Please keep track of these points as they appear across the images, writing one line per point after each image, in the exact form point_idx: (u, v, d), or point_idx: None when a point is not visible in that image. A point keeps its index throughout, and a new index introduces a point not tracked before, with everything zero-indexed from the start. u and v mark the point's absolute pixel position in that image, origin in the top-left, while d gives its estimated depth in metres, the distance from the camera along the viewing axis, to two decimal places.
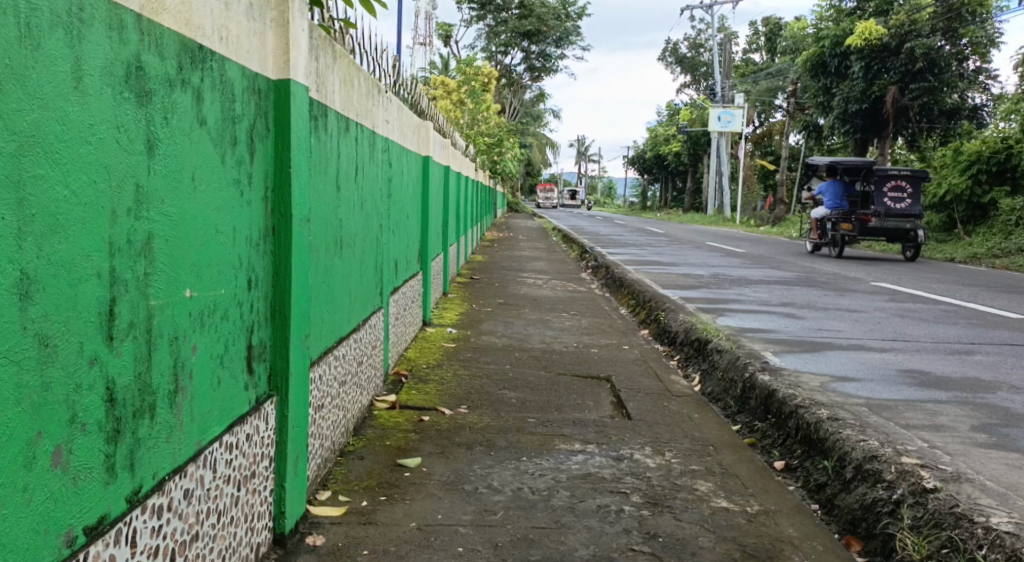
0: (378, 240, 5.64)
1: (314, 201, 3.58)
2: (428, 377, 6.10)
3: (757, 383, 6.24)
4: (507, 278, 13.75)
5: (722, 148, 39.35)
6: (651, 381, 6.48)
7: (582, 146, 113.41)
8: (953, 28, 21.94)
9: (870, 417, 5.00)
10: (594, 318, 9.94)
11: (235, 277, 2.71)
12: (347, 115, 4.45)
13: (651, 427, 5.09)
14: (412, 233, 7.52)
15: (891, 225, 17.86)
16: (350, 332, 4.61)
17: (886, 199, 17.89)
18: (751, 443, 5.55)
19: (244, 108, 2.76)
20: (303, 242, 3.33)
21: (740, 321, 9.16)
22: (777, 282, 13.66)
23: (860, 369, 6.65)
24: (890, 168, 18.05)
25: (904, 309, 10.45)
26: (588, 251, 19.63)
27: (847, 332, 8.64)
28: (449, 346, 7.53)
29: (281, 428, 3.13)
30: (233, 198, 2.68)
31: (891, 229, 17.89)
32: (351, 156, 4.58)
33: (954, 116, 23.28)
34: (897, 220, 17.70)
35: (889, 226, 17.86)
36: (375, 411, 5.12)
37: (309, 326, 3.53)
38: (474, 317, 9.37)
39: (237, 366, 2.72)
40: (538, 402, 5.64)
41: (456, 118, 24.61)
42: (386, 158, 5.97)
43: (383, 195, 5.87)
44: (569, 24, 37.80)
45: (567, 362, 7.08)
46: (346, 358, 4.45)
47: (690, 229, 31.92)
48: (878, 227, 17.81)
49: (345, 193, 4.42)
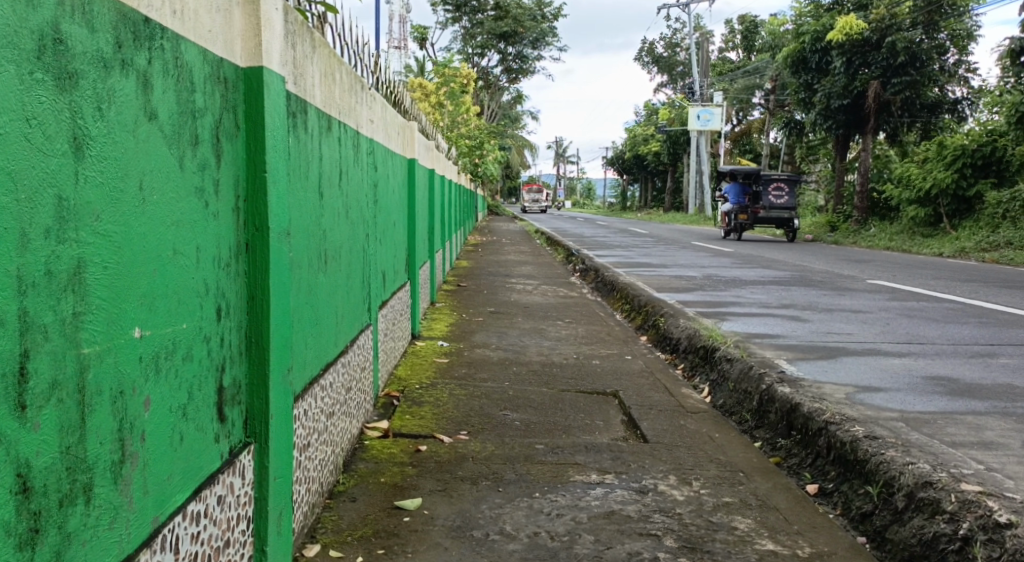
0: (365, 250, 5.16)
1: (295, 209, 3.08)
2: (421, 398, 5.61)
3: (776, 395, 5.79)
4: (495, 285, 13.27)
5: (701, 147, 39.03)
6: (662, 396, 6.02)
7: (559, 147, 113.01)
8: (934, 21, 21.63)
9: (910, 435, 4.58)
10: (590, 326, 9.48)
11: (201, 306, 2.21)
12: (330, 113, 3.97)
13: (670, 451, 4.63)
14: (399, 241, 7.04)
15: (776, 215, 23.11)
16: (338, 354, 4.12)
17: (771, 196, 23.12)
18: (777, 463, 5.09)
19: (206, 99, 2.26)
20: (283, 258, 2.83)
21: (745, 325, 8.73)
22: (772, 281, 13.27)
23: (882, 377, 6.24)
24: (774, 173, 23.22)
25: (909, 308, 10.06)
26: (574, 254, 19.18)
27: (857, 335, 8.23)
28: (441, 361, 7.04)
29: (261, 483, 2.62)
30: (197, 211, 2.19)
31: (776, 218, 23.13)
32: (334, 158, 4.10)
33: (935, 110, 22.82)
34: (779, 211, 22.89)
35: (775, 216, 23.09)
36: (366, 441, 4.63)
37: (292, 356, 3.02)
38: (464, 327, 8.88)
39: (205, 416, 2.22)
40: (544, 424, 5.17)
41: (435, 122, 24.09)
42: (372, 161, 5.50)
43: (369, 202, 5.39)
44: (545, 25, 37.44)
45: (569, 377, 6.61)
46: (333, 387, 3.96)
47: (675, 229, 31.50)
48: (766, 217, 23.06)
49: (329, 200, 3.93)
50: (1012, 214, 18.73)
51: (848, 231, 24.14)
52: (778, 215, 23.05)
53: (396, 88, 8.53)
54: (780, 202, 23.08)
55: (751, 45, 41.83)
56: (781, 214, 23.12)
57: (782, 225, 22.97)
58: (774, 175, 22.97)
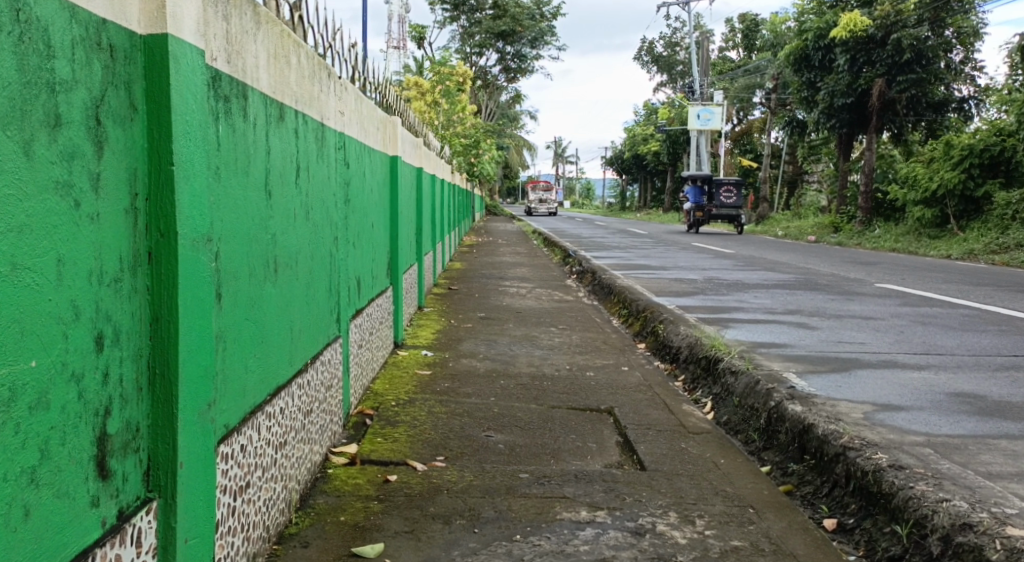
0: (333, 255, 4.68)
1: (226, 214, 2.69)
2: (397, 418, 5.12)
3: (787, 413, 5.29)
4: (488, 288, 12.78)
5: (700, 147, 38.50)
6: (662, 414, 5.53)
7: (559, 148, 112.05)
8: (941, 18, 20.90)
9: (939, 465, 4.12)
10: (586, 333, 9.00)
11: (63, 339, 1.96)
12: (284, 100, 3.52)
13: (670, 480, 4.15)
14: (379, 245, 6.59)
15: (726, 213, 27.82)
16: (294, 374, 3.64)
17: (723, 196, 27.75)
18: (790, 491, 4.59)
19: (75, 70, 2.00)
20: (208, 272, 2.50)
21: (749, 333, 8.24)
22: (776, 285, 12.76)
23: (901, 392, 5.76)
24: (725, 178, 27.88)
25: (922, 314, 9.56)
26: (572, 255, 18.67)
27: (870, 344, 7.75)
28: (422, 373, 6.54)
29: (166, 548, 2.32)
30: (59, 212, 1.95)
31: (726, 214, 27.83)
32: (291, 151, 3.66)
33: (941, 109, 22.29)
34: (729, 209, 27.58)
35: (725, 212, 27.75)
36: (330, 469, 4.15)
37: (223, 386, 2.65)
38: (452, 335, 8.40)
39: (68, 468, 1.99)
40: (531, 448, 4.72)
41: (430, 120, 23.56)
42: (343, 156, 5.03)
43: (341, 202, 4.94)
44: (543, 24, 36.95)
45: (560, 392, 6.12)
46: (289, 413, 3.51)
47: (675, 230, 30.92)
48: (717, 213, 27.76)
49: (282, 199, 3.51)
50: (1021, 215, 18.21)
51: (851, 232, 23.54)
52: (727, 212, 27.74)
53: (383, 84, 8.03)
54: (729, 202, 27.79)
55: (752, 44, 41.25)
56: (730, 212, 27.88)
57: (731, 221, 27.69)
58: (724, 180, 27.64)
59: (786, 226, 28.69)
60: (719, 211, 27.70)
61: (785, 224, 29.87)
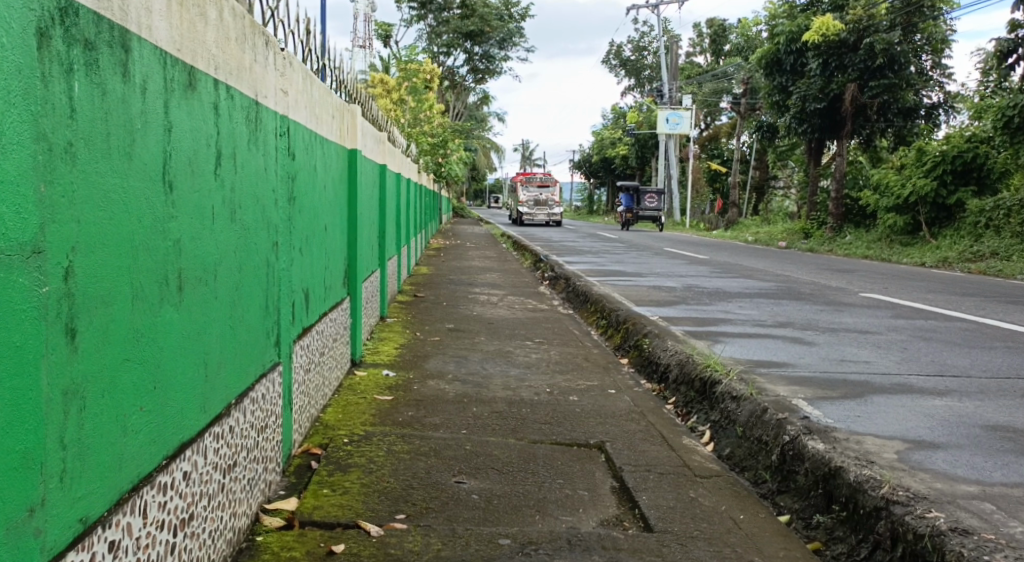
0: (270, 264, 3.85)
1: (81, 217, 1.97)
2: (348, 460, 4.29)
3: (806, 451, 4.43)
4: (456, 296, 11.95)
5: (668, 150, 37.75)
6: (662, 451, 4.74)
7: (526, 151, 110.15)
8: (913, 23, 20.53)
9: (1011, 529, 3.35)
10: (563, 348, 8.18)
11: None
12: (195, 63, 2.73)
13: (685, 549, 3.37)
14: (333, 251, 5.76)
15: (649, 215, 34.41)
16: (206, 422, 2.87)
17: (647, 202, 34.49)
18: (818, 551, 3.75)
19: None
20: (33, 306, 1.81)
21: (745, 350, 7.44)
22: (757, 294, 11.91)
23: (931, 421, 4.98)
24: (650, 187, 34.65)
25: (921, 326, 8.76)
26: (543, 260, 17.85)
27: (879, 361, 6.95)
28: (383, 399, 5.70)
29: None
30: None
31: (651, 216, 34.42)
32: (209, 134, 2.90)
33: (910, 116, 21.58)
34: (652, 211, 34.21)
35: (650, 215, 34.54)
36: (260, 535, 3.39)
37: (68, 456, 1.94)
38: (417, 350, 7.58)
39: None
40: (508, 499, 3.93)
41: (396, 118, 22.58)
42: (286, 144, 4.19)
43: (284, 201, 4.13)
44: (511, 25, 36.26)
45: (542, 422, 5.30)
46: (198, 477, 2.76)
47: (646, 234, 30.15)
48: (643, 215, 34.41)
49: (196, 196, 2.75)
50: (996, 222, 17.57)
51: (823, 238, 22.84)
52: (652, 214, 34.38)
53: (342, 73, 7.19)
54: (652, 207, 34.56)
55: (719, 49, 40.49)
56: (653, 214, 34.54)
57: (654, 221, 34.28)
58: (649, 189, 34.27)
59: (759, 231, 28.06)
60: (645, 212, 34.32)
61: (756, 230, 29.24)
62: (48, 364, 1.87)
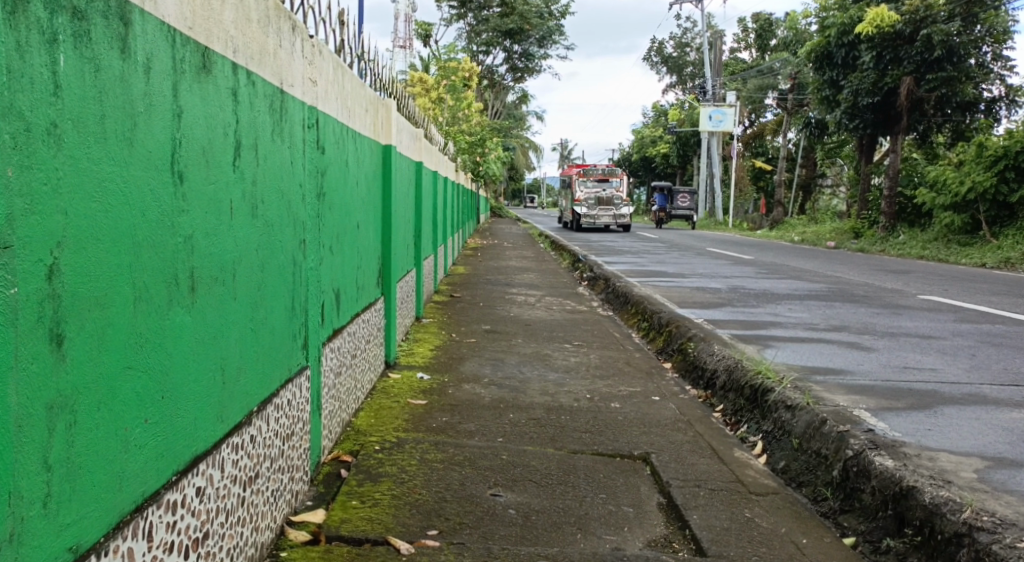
0: (297, 263, 3.62)
1: (66, 210, 1.80)
2: (378, 468, 4.05)
3: (874, 468, 4.24)
4: (494, 296, 11.71)
5: (711, 148, 37.17)
6: (714, 466, 4.45)
7: (566, 150, 109.46)
8: (973, 14, 19.84)
9: None
10: (605, 352, 7.90)
11: None
12: (208, 44, 2.52)
13: None
14: (366, 250, 5.54)
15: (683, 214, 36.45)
16: (223, 433, 2.64)
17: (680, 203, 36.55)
18: None
19: None
20: (3, 310, 1.64)
21: (797, 356, 7.12)
22: (808, 296, 11.54)
23: (1006, 439, 4.66)
24: (682, 189, 36.64)
25: (986, 330, 8.37)
26: (582, 260, 17.51)
27: (943, 370, 6.61)
28: (416, 403, 5.45)
29: None
30: None
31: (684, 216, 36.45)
32: (225, 121, 2.69)
33: (969, 110, 20.98)
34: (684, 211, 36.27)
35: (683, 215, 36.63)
36: (284, 551, 3.17)
37: (48, 470, 1.78)
38: (452, 352, 7.34)
39: None
40: (551, 514, 3.68)
41: (433, 116, 22.33)
42: (314, 135, 3.96)
43: (312, 196, 3.90)
44: (552, 23, 35.90)
45: (582, 431, 5.03)
46: (213, 493, 2.53)
47: (687, 233, 29.68)
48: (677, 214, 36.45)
49: (211, 188, 2.54)
50: None
51: (874, 238, 22.35)
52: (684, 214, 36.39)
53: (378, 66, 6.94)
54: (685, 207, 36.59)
55: (764, 45, 39.87)
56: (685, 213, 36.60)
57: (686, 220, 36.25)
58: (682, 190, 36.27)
59: (803, 231, 27.50)
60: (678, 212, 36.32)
61: (800, 230, 28.68)
62: (23, 378, 1.71)
